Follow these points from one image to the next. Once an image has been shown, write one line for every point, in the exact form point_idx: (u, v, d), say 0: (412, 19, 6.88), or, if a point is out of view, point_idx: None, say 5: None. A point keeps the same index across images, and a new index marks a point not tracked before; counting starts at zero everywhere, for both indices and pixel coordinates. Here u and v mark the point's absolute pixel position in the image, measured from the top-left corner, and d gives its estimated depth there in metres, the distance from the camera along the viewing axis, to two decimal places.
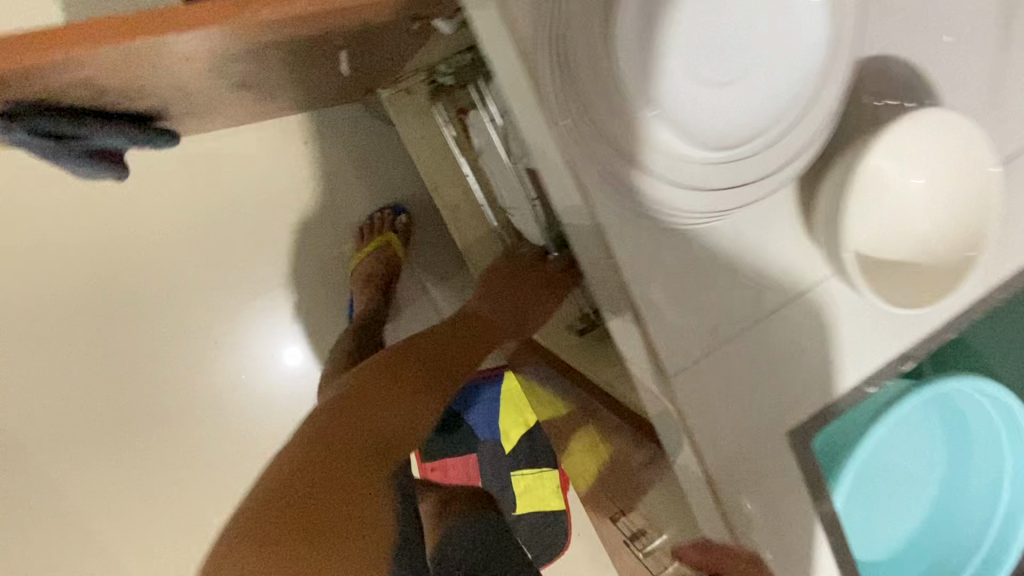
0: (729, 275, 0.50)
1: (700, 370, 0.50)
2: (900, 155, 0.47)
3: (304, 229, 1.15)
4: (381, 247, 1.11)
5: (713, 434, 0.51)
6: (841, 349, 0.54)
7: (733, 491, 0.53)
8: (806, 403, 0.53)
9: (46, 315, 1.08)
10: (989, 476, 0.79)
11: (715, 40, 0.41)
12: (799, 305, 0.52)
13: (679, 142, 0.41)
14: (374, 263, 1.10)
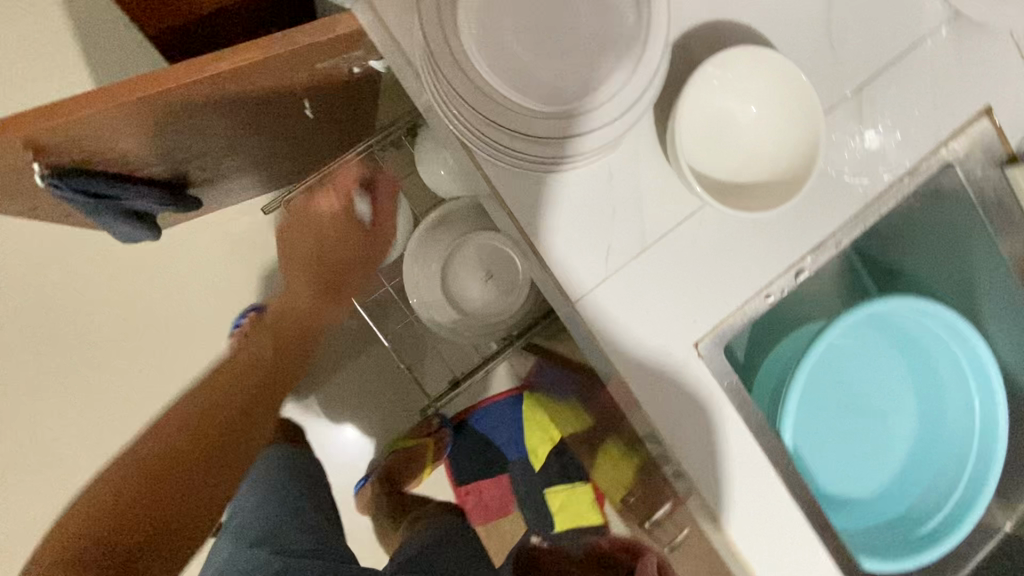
0: (615, 211, 0.59)
1: (602, 290, 0.60)
2: (729, 95, 0.59)
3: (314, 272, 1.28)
4: None
5: (626, 344, 0.61)
6: (738, 264, 0.63)
7: (654, 395, 0.62)
8: (707, 314, 0.62)
9: (74, 393, 1.17)
10: (963, 403, 0.83)
11: (536, 30, 0.55)
12: (686, 228, 0.61)
13: (517, 105, 0.54)
14: None
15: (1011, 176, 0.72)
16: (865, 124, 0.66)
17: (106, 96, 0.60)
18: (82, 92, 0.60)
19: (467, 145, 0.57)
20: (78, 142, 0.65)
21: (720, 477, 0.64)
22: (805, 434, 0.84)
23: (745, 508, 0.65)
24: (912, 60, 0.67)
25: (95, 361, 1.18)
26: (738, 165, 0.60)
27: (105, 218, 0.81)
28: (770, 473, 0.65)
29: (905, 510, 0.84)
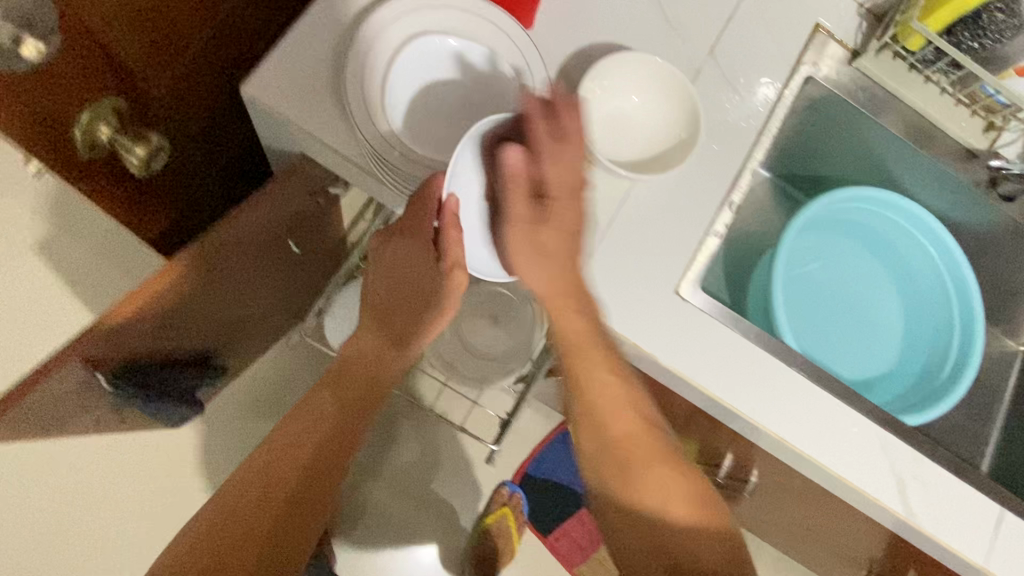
0: None
1: (585, 283, 0.72)
2: (614, 99, 0.73)
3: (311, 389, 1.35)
4: None
5: (623, 316, 0.72)
6: (682, 217, 0.75)
7: (662, 349, 0.73)
8: (675, 268, 0.74)
9: None
10: (926, 262, 0.95)
11: (455, 111, 0.71)
12: (630, 207, 0.74)
13: (457, 166, 0.67)
14: None
15: (860, 67, 0.87)
16: (730, 77, 0.80)
17: (134, 302, 0.70)
18: (114, 305, 0.70)
19: None
20: (122, 346, 0.75)
21: (745, 394, 0.75)
22: (806, 336, 0.95)
23: (778, 408, 0.75)
24: (743, 15, 0.83)
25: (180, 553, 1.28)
26: (643, 149, 0.73)
27: (163, 409, 0.93)
28: (784, 374, 0.76)
29: (921, 371, 0.94)
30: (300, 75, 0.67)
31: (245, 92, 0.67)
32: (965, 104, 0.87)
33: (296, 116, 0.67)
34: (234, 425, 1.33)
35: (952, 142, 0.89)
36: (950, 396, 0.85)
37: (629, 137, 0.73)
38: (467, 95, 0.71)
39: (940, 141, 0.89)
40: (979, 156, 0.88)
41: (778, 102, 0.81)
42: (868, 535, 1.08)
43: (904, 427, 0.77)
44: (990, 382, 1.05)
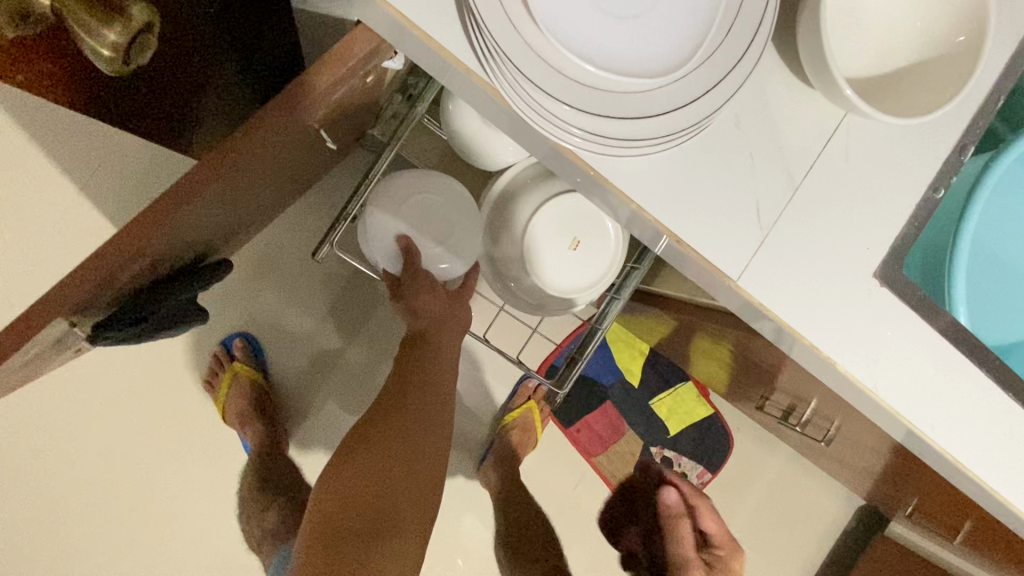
0: (753, 162, 0.49)
1: (761, 260, 0.51)
2: None
3: (332, 271, 1.25)
4: (233, 379, 1.16)
5: (804, 306, 0.52)
6: (899, 170, 0.53)
7: (842, 351, 0.54)
8: (879, 243, 0.53)
9: (170, 475, 1.18)
10: None
11: None
12: (837, 149, 0.51)
13: (619, 75, 0.42)
14: (235, 396, 1.16)
15: None
16: None
17: (132, 240, 0.52)
18: (103, 243, 0.51)
19: (566, 147, 0.45)
20: (106, 289, 0.54)
21: (929, 411, 0.57)
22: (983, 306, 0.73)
23: (967, 428, 0.58)
24: None
25: (181, 438, 1.19)
26: (879, 63, 0.49)
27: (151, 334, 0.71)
28: (981, 383, 0.59)
29: None
30: None
31: None
32: None
33: None
34: (240, 301, 1.22)
35: None
36: None
37: (861, 43, 0.48)
38: None
39: None
40: None
41: None
42: (937, 493, 1.00)
43: None
44: None
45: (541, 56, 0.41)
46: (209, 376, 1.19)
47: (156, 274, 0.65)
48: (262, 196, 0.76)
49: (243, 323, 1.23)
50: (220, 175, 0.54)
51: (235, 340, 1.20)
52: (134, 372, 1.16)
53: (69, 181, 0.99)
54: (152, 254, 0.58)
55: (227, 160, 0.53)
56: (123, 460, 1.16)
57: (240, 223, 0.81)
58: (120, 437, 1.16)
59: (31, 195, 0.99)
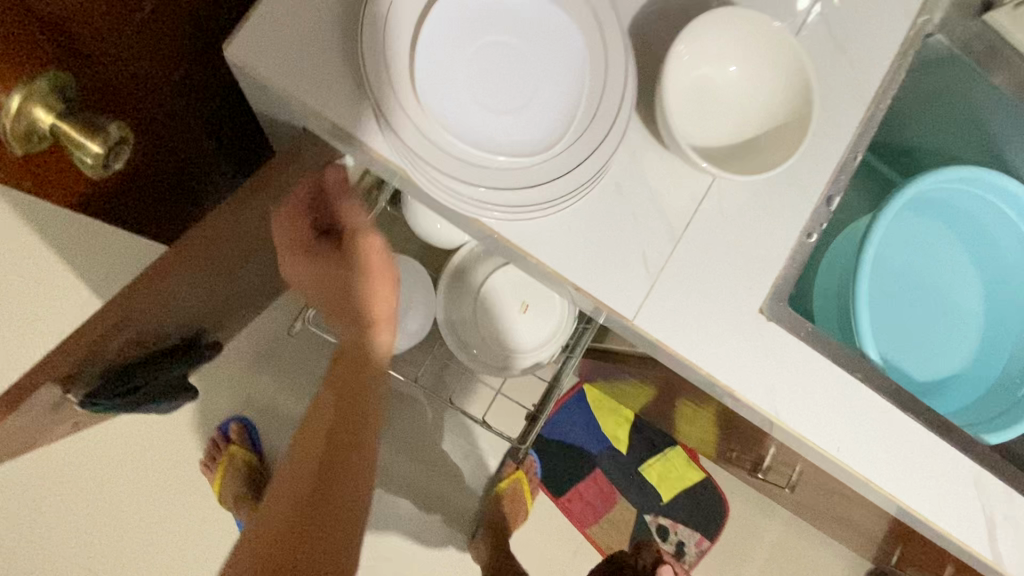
0: (635, 221, 0.58)
1: (653, 302, 0.59)
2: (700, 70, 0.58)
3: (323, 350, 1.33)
4: (229, 460, 1.21)
5: (698, 342, 0.60)
6: (770, 220, 0.61)
7: (741, 380, 0.61)
8: (759, 283, 0.61)
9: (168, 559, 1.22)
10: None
11: (496, 79, 0.54)
12: (711, 205, 0.60)
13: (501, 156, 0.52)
14: (231, 476, 1.21)
15: (990, 22, 0.70)
16: (839, 36, 0.64)
17: (114, 309, 0.60)
18: (92, 314, 0.60)
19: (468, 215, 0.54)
20: (99, 359, 0.63)
21: (830, 432, 0.63)
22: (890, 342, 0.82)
23: (868, 448, 0.64)
24: None
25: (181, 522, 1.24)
26: (731, 134, 0.59)
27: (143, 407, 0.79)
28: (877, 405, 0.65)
29: (1002, 376, 0.84)
30: (299, 35, 0.53)
31: (229, 55, 0.52)
32: None
33: (291, 88, 0.52)
34: (233, 384, 1.29)
35: None
36: None
37: (715, 118, 0.58)
38: (516, 62, 0.54)
39: None
40: None
41: (892, 70, 0.65)
42: (913, 536, 1.01)
43: (999, 462, 0.68)
44: None
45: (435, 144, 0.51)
46: (206, 460, 1.24)
47: (147, 350, 0.74)
48: (244, 280, 0.86)
49: (239, 405, 1.30)
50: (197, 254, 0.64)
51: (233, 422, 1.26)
52: (135, 456, 1.23)
53: (78, 284, 1.10)
54: (141, 329, 0.67)
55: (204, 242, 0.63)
56: (123, 542, 1.21)
57: (227, 306, 0.90)
58: (121, 520, 1.22)
59: (44, 298, 1.10)
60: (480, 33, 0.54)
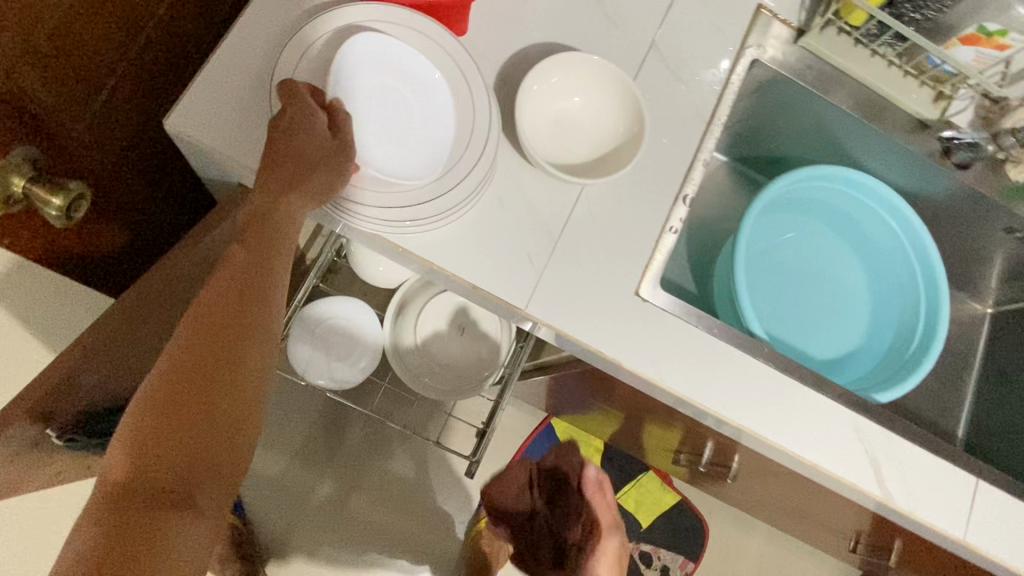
0: (518, 227, 0.70)
1: (542, 294, 0.69)
2: (556, 102, 0.72)
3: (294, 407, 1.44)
4: None
5: (586, 323, 0.70)
6: (634, 217, 0.73)
7: (629, 353, 0.71)
8: (632, 270, 0.72)
9: None
10: (888, 235, 0.95)
11: (386, 123, 0.67)
12: (582, 210, 0.72)
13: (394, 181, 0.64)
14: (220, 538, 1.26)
15: (805, 45, 0.85)
16: (674, 68, 0.78)
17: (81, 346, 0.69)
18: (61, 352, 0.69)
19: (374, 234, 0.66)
20: (72, 393, 0.73)
21: (714, 394, 0.73)
22: (774, 325, 0.96)
23: (750, 405, 0.74)
24: (681, 3, 0.81)
25: None
26: (587, 151, 0.73)
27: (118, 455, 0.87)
28: (754, 368, 0.76)
29: (891, 345, 0.94)
30: (223, 105, 0.67)
31: (169, 127, 0.65)
32: (913, 75, 0.86)
33: (218, 145, 0.66)
34: None
35: (902, 114, 0.87)
36: (918, 370, 0.85)
37: (573, 139, 0.73)
38: (401, 109, 0.68)
39: (892, 113, 0.88)
40: (930, 125, 0.88)
41: (724, 89, 0.79)
42: (851, 509, 1.08)
43: (873, 408, 0.77)
44: (961, 348, 1.10)
45: None
46: None
47: (121, 396, 0.83)
48: None
49: None
50: (159, 290, 0.77)
51: None
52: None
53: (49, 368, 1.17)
54: (107, 366, 0.77)
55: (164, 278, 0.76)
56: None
57: None
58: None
59: None
60: (370, 90, 0.67)
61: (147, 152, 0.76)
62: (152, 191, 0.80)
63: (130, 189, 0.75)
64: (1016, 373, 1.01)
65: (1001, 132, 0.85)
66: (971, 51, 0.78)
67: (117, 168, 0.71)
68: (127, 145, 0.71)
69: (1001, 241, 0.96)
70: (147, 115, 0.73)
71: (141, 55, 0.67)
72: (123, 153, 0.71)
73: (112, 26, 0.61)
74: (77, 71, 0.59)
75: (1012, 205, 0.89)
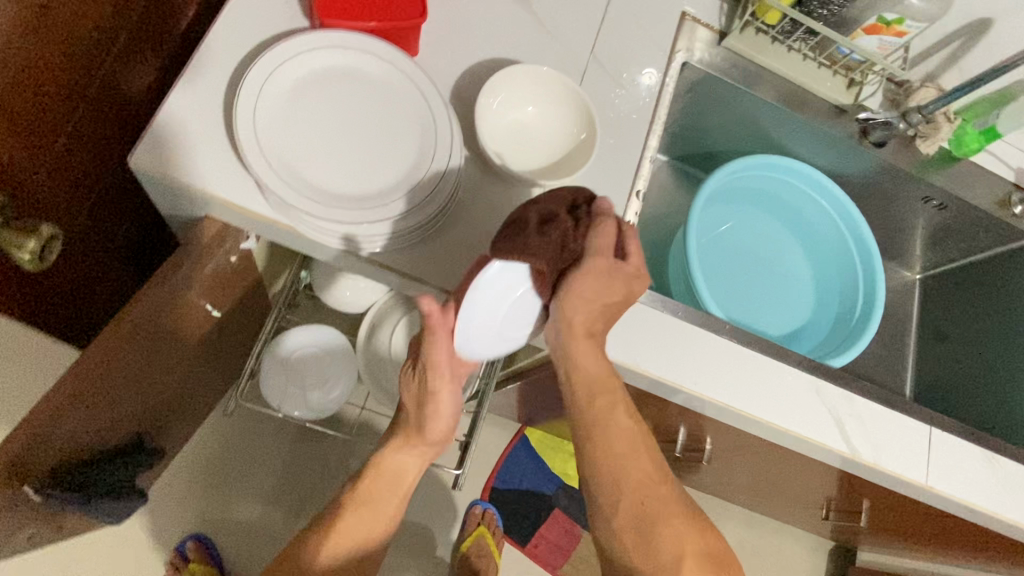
0: (487, 232, 0.72)
1: None
2: (510, 111, 0.75)
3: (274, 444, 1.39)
4: None
5: None
6: None
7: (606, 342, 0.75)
8: None
9: None
10: (821, 214, 1.03)
11: (352, 142, 0.69)
12: None
13: (365, 198, 0.67)
14: None
15: (729, 46, 0.92)
16: (615, 74, 0.84)
17: (50, 404, 0.68)
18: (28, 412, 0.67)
19: (350, 251, 0.68)
20: (43, 452, 0.71)
21: (686, 372, 0.77)
22: (729, 309, 1.02)
23: (722, 380, 0.79)
24: (614, 14, 0.87)
25: None
26: (545, 153, 0.76)
27: (91, 513, 0.84)
28: (720, 344, 0.80)
29: (836, 316, 1.02)
30: (185, 136, 0.67)
31: (132, 163, 0.65)
32: (826, 66, 0.94)
33: (180, 175, 0.66)
34: (185, 498, 1.32)
35: (823, 102, 0.96)
36: (864, 334, 0.93)
37: (530, 145, 0.76)
38: (363, 127, 0.70)
39: (813, 103, 0.96)
40: (846, 110, 0.96)
41: (662, 90, 0.85)
42: (822, 476, 1.14)
43: (832, 372, 0.83)
44: (899, 312, 1.19)
45: (308, 196, 0.64)
46: None
47: (88, 452, 0.80)
48: (177, 376, 0.93)
49: (190, 525, 1.31)
50: (140, 322, 0.72)
51: (190, 542, 1.28)
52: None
53: None
54: (76, 422, 0.74)
55: (144, 312, 0.72)
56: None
57: (165, 408, 0.98)
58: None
59: None
60: (331, 112, 0.69)
61: (102, 192, 0.75)
62: (108, 232, 0.79)
63: (85, 231, 0.74)
64: (949, 330, 1.11)
65: (908, 110, 0.93)
66: (874, 39, 0.87)
67: (71, 210, 0.70)
68: (81, 187, 0.71)
69: (922, 210, 1.05)
70: (101, 155, 0.73)
71: (93, 95, 0.68)
72: (77, 195, 0.71)
73: (65, 69, 0.62)
74: (31, 115, 0.59)
75: (928, 176, 0.98)
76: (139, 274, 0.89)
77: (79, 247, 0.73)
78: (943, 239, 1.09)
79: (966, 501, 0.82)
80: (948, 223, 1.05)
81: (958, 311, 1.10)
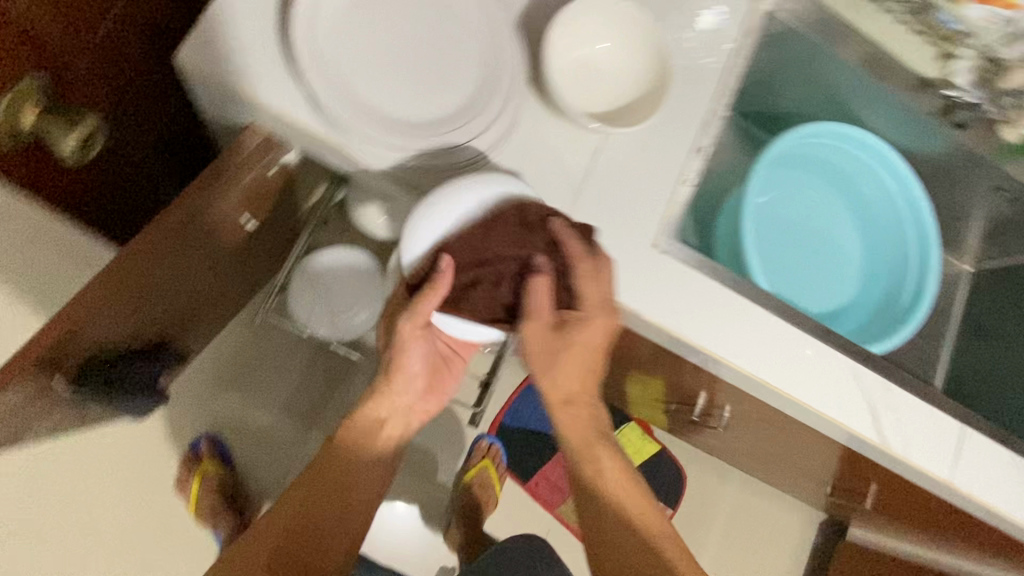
0: (539, 177, 0.69)
1: None
2: (580, 47, 0.70)
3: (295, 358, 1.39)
4: (204, 475, 1.26)
5: (606, 272, 0.71)
6: (654, 168, 0.73)
7: (650, 302, 0.73)
8: (650, 221, 0.73)
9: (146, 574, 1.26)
10: (883, 193, 0.98)
11: (410, 64, 0.65)
12: (602, 159, 0.72)
13: (419, 128, 0.64)
14: (206, 493, 1.26)
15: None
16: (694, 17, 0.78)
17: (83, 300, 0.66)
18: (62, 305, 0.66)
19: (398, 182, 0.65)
20: (77, 345, 0.71)
21: (725, 342, 0.75)
22: (773, 279, 0.98)
23: (760, 354, 0.77)
24: None
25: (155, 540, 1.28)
26: (611, 96, 0.71)
27: (117, 407, 0.86)
28: (763, 318, 0.78)
29: (881, 301, 0.98)
30: (236, 39, 0.63)
31: (180, 62, 0.62)
32: (918, 31, 0.87)
33: (228, 79, 0.62)
34: (205, 399, 1.34)
35: (906, 72, 0.89)
36: (908, 322, 0.89)
37: (596, 86, 0.71)
38: (423, 50, 0.65)
39: (897, 71, 0.89)
40: (932, 84, 0.89)
41: (742, 40, 0.79)
42: (834, 456, 1.14)
43: (872, 358, 0.81)
44: (942, 301, 1.15)
45: (361, 119, 0.62)
46: (179, 477, 1.29)
47: (119, 349, 0.81)
48: (207, 283, 0.93)
49: (208, 425, 1.34)
50: (178, 224, 0.70)
51: (205, 440, 1.31)
52: (107, 487, 1.26)
53: None
54: (110, 321, 0.74)
55: (181, 215, 0.70)
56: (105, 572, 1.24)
57: (192, 312, 0.98)
58: (100, 549, 1.24)
59: None
60: (392, 30, 0.65)
61: (142, 87, 0.72)
62: (147, 129, 0.77)
63: (123, 127, 0.71)
64: (992, 326, 1.07)
65: (999, 91, 0.85)
66: (981, 10, 0.78)
67: (111, 103, 0.67)
68: (123, 79, 0.68)
69: (990, 199, 0.99)
70: (146, 48, 0.69)
71: None
72: (118, 86, 0.67)
73: None
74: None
75: (1004, 164, 0.92)
76: (174, 175, 0.87)
77: (117, 142, 0.71)
78: (1005, 233, 1.04)
79: (987, 503, 0.81)
80: (1015, 217, 1.00)
81: (1005, 308, 1.06)
